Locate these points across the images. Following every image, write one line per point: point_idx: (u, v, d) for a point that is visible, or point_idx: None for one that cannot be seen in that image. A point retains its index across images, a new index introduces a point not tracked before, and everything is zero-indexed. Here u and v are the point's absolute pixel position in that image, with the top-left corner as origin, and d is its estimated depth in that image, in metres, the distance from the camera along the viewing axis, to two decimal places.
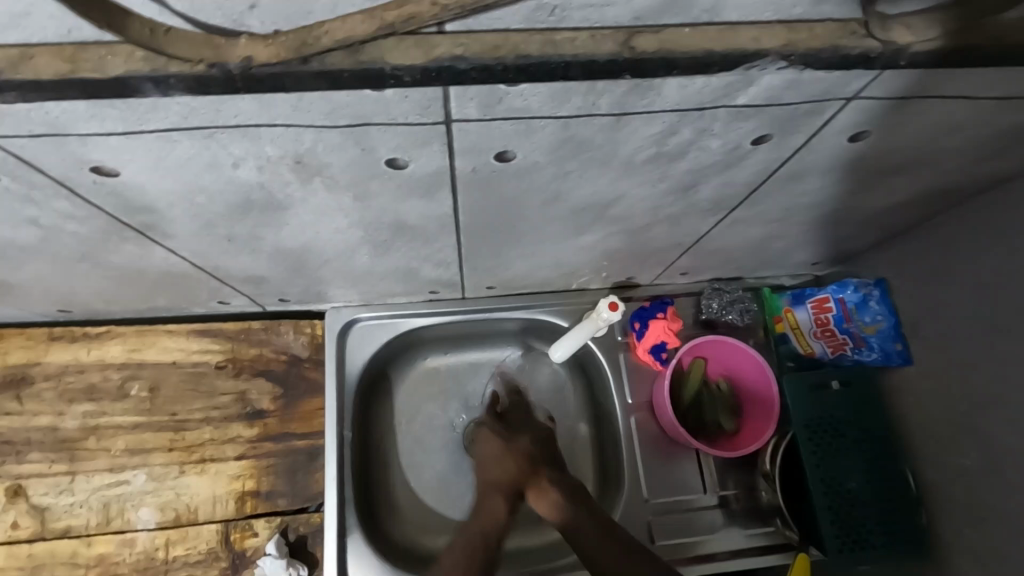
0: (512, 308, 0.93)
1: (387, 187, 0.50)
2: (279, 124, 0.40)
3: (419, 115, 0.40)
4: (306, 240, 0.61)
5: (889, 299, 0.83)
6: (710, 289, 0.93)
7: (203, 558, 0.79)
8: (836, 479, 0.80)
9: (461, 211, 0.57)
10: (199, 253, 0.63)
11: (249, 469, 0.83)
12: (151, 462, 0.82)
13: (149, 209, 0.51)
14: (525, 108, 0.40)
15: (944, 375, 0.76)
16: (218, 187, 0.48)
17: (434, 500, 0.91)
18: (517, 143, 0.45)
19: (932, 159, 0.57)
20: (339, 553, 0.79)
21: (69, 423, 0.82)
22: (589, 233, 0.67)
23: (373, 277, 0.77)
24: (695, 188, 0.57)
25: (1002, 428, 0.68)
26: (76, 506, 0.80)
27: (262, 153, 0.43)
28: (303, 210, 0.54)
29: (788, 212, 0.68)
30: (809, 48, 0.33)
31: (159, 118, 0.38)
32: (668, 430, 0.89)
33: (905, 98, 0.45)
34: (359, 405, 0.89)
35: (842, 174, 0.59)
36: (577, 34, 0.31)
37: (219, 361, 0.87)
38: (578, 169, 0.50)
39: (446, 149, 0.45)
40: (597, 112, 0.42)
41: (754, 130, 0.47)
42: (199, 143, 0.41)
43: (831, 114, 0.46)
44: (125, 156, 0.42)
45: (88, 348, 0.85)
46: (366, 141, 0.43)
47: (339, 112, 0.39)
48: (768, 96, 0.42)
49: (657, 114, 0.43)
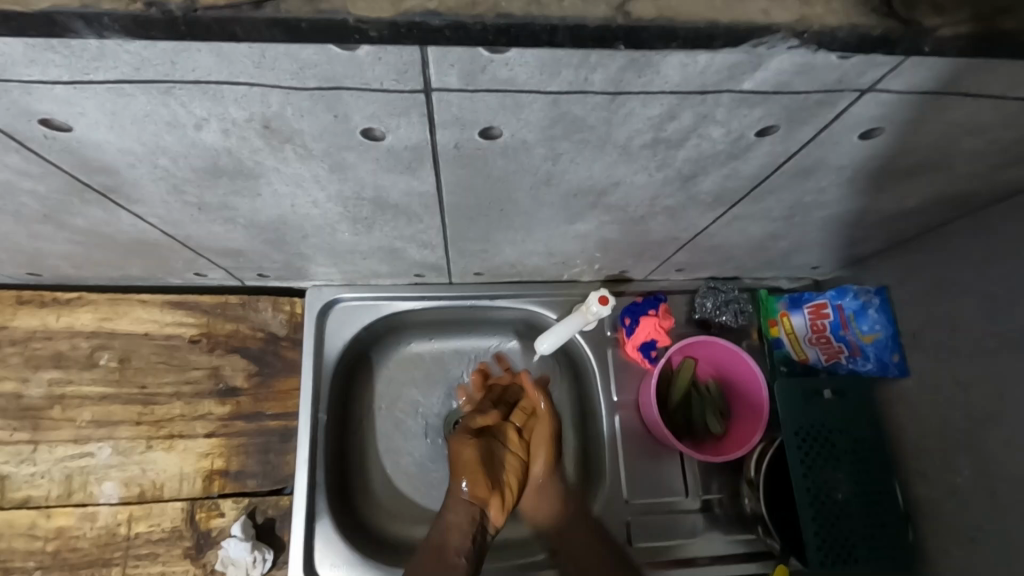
0: (500, 296, 0.90)
1: (365, 159, 0.47)
2: (241, 82, 0.36)
3: (395, 80, 0.36)
4: (282, 212, 0.58)
5: (889, 308, 0.80)
6: (705, 288, 0.90)
7: (167, 535, 0.77)
8: (823, 491, 0.77)
9: (445, 190, 0.54)
10: (168, 221, 0.60)
11: (219, 448, 0.81)
12: (118, 435, 0.79)
13: (108, 170, 0.48)
14: (511, 79, 0.37)
15: (939, 389, 0.73)
16: (180, 149, 0.45)
17: (410, 489, 0.88)
18: (504, 119, 0.42)
19: (946, 164, 0.54)
20: (307, 538, 0.77)
21: (34, 391, 0.80)
22: (581, 222, 0.64)
23: (355, 256, 0.74)
24: (695, 179, 0.54)
25: (997, 447, 0.66)
26: (37, 476, 0.77)
27: (226, 114, 0.40)
28: (276, 180, 0.50)
29: (791, 211, 0.65)
30: (826, 25, 0.30)
31: (108, 66, 0.35)
32: (653, 430, 0.86)
33: (925, 93, 0.42)
34: (337, 388, 0.87)
35: (850, 174, 0.56)
36: None
37: (194, 334, 0.84)
38: (569, 152, 0.47)
39: (426, 120, 0.41)
40: (590, 88, 0.38)
41: (759, 119, 0.44)
42: (156, 98, 0.38)
43: (844, 106, 0.43)
44: (76, 108, 0.39)
45: (57, 314, 0.82)
46: (339, 106, 0.39)
47: (307, 71, 0.36)
48: (776, 81, 0.39)
49: (656, 95, 0.40)
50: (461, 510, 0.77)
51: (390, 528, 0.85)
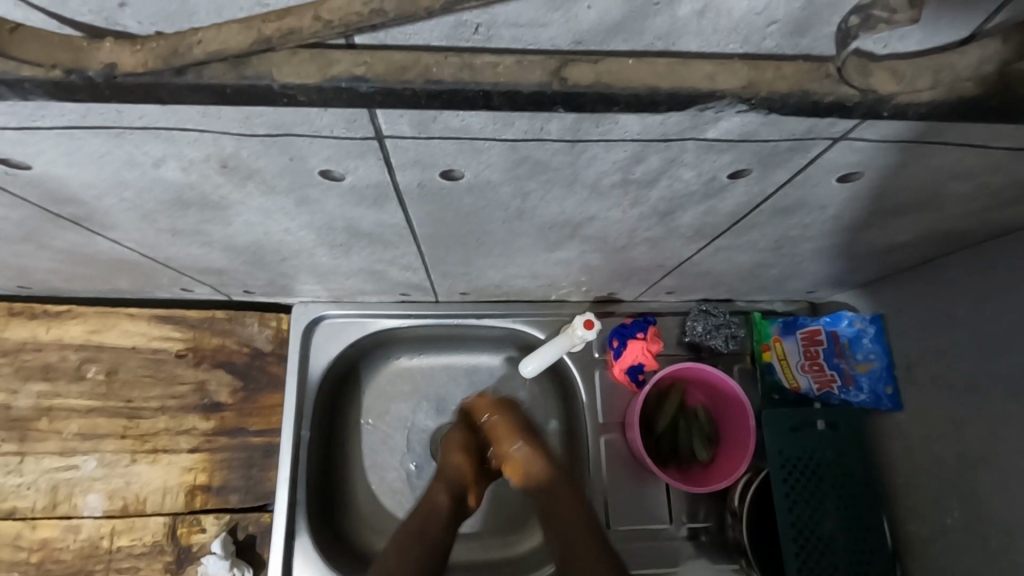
0: (488, 315, 0.89)
1: (329, 195, 0.46)
2: (191, 129, 0.36)
3: (345, 128, 0.36)
4: (256, 238, 0.58)
5: (883, 337, 0.78)
6: (697, 310, 0.88)
7: (148, 549, 0.78)
8: (807, 525, 0.77)
9: (416, 221, 0.53)
10: (144, 245, 0.60)
11: (202, 462, 0.81)
12: (103, 448, 0.80)
13: (76, 202, 0.48)
14: (465, 128, 0.36)
15: (931, 428, 0.71)
16: (143, 186, 0.44)
17: (393, 506, 0.88)
18: (464, 161, 0.41)
19: (936, 205, 0.52)
20: (286, 557, 0.77)
21: (23, 402, 0.81)
22: (561, 251, 0.63)
23: (337, 276, 0.73)
24: (671, 215, 0.53)
25: (986, 493, 0.64)
26: (24, 487, 0.78)
27: (182, 155, 0.40)
28: (244, 212, 0.50)
29: (777, 244, 0.63)
30: (775, 91, 0.29)
31: (54, 115, 0.34)
32: (638, 455, 0.85)
33: (902, 142, 0.40)
34: (323, 403, 0.87)
35: (834, 212, 0.54)
36: (501, 59, 0.27)
37: (180, 348, 0.84)
38: (537, 190, 0.46)
39: (384, 162, 0.41)
40: (547, 136, 0.37)
41: (731, 163, 0.42)
42: (108, 141, 0.38)
43: (818, 152, 0.41)
44: (31, 149, 0.39)
45: (47, 326, 0.83)
46: (293, 149, 0.39)
47: (254, 120, 0.35)
48: (742, 131, 0.37)
49: (617, 143, 0.38)
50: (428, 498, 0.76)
51: (372, 544, 0.86)
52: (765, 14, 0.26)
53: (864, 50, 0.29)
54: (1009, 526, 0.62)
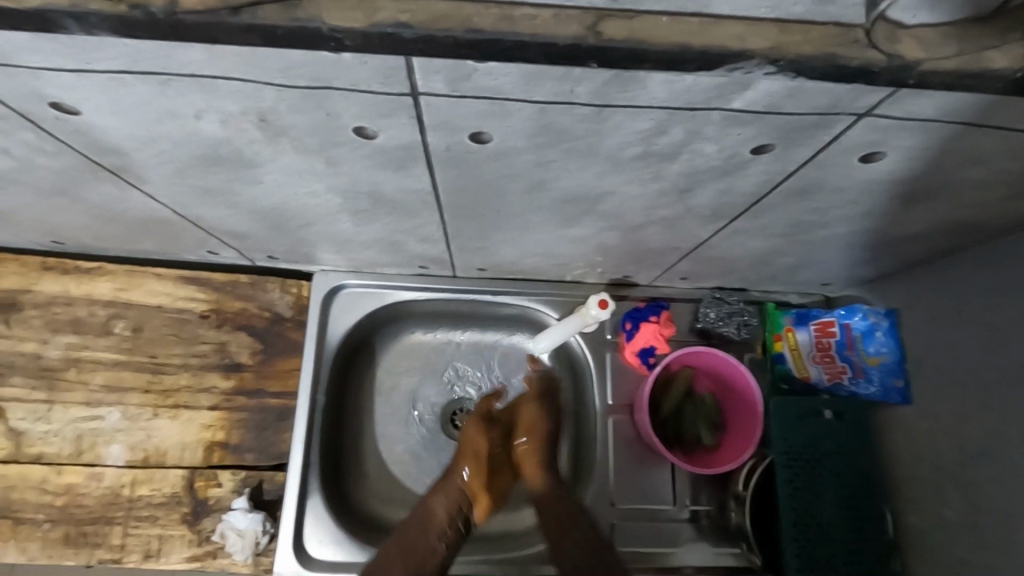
0: (503, 293, 0.90)
1: (358, 155, 0.48)
2: (234, 78, 0.38)
3: (381, 84, 0.37)
4: (284, 200, 0.59)
5: (895, 332, 0.78)
6: (710, 298, 0.88)
7: (166, 500, 0.80)
8: (806, 513, 0.77)
9: (440, 189, 0.54)
10: (177, 202, 0.62)
11: (220, 421, 0.84)
12: (127, 401, 0.83)
13: (118, 152, 0.50)
14: (496, 87, 0.37)
15: (936, 421, 0.71)
16: (182, 137, 0.46)
17: (401, 475, 0.90)
18: (492, 124, 0.42)
19: (956, 193, 0.52)
20: (297, 516, 0.80)
21: (52, 353, 0.84)
22: (579, 227, 0.64)
23: (358, 245, 0.75)
24: (691, 192, 0.53)
25: (988, 485, 0.65)
26: (51, 434, 0.81)
27: (222, 106, 0.41)
28: (275, 169, 0.52)
29: (796, 229, 0.63)
30: (803, 54, 0.30)
31: (108, 57, 0.36)
32: (644, 436, 0.86)
33: (924, 121, 0.41)
34: (340, 369, 0.89)
35: (854, 196, 0.54)
36: (538, 12, 0.29)
37: (204, 309, 0.87)
38: (560, 159, 0.47)
39: (414, 122, 0.42)
40: (576, 100, 0.38)
41: (753, 138, 0.43)
42: (154, 88, 0.39)
43: (840, 129, 0.42)
44: (81, 93, 0.41)
45: (78, 281, 0.86)
46: (328, 105, 0.40)
47: (294, 71, 0.36)
48: (767, 103, 0.38)
49: (643, 110, 0.39)
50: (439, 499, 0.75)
51: (378, 510, 0.87)
52: None
53: (890, 17, 0.30)
54: (1008, 519, 0.62)
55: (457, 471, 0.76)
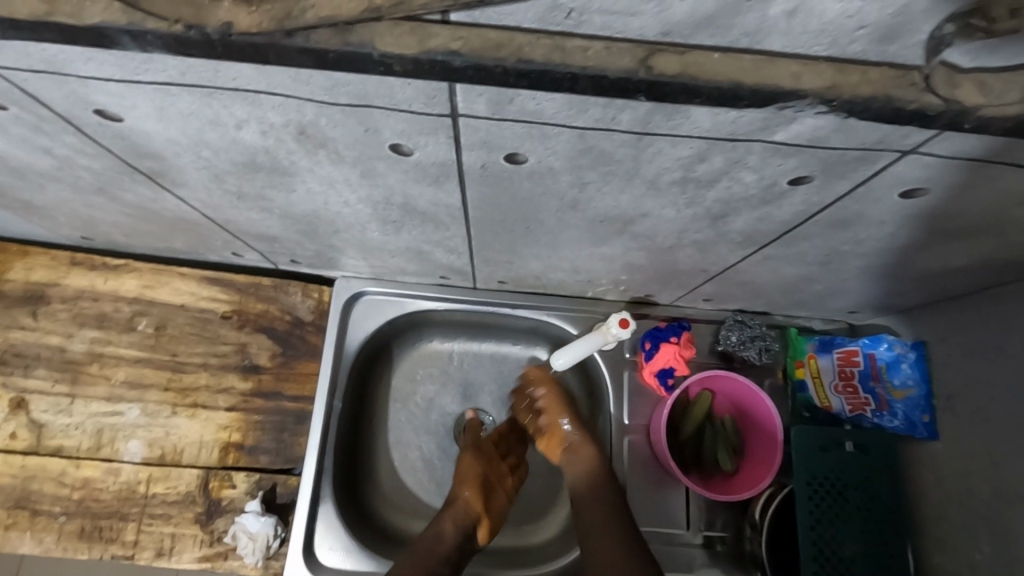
0: (522, 307, 0.90)
1: (393, 170, 0.48)
2: (278, 94, 0.38)
3: (424, 104, 0.37)
4: (315, 208, 0.60)
5: (923, 366, 0.78)
6: (732, 320, 0.87)
7: (181, 498, 0.81)
8: (828, 544, 0.75)
9: (471, 205, 0.54)
10: (208, 205, 0.62)
11: (237, 421, 0.84)
12: (147, 397, 0.84)
13: (156, 158, 0.51)
14: (538, 112, 0.37)
15: (968, 461, 0.70)
16: (221, 146, 0.47)
17: (413, 484, 0.89)
18: (530, 146, 0.42)
19: (997, 231, 0.51)
20: (309, 521, 0.80)
21: (77, 347, 0.85)
22: (606, 246, 0.64)
23: (383, 253, 0.76)
24: (723, 218, 0.53)
25: (1021, 531, 0.63)
26: (72, 427, 0.82)
27: (264, 119, 0.42)
28: (309, 179, 0.52)
29: (827, 257, 0.62)
30: (859, 95, 0.30)
31: (156, 70, 0.37)
32: (661, 458, 0.85)
33: (972, 160, 0.40)
34: (358, 375, 0.89)
35: (891, 229, 0.53)
36: (591, 45, 0.29)
37: (226, 310, 0.88)
38: (594, 181, 0.47)
39: (453, 141, 0.42)
40: (617, 127, 0.38)
41: (793, 169, 0.43)
42: (199, 100, 0.40)
43: (883, 165, 0.41)
44: (127, 102, 0.41)
45: (105, 277, 0.87)
46: (369, 122, 0.40)
47: (339, 89, 0.37)
48: (811, 137, 0.38)
49: (685, 138, 0.39)
50: (446, 518, 0.77)
51: (390, 518, 0.87)
52: (855, 18, 0.28)
53: (949, 61, 0.30)
54: None
55: (458, 494, 0.79)
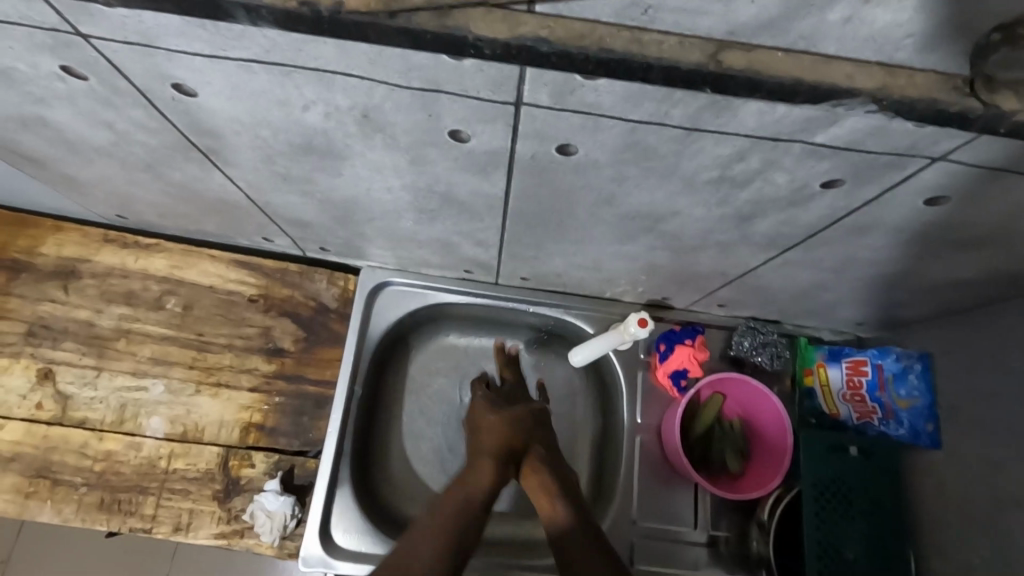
0: (540, 304, 0.93)
1: (445, 157, 0.51)
2: (354, 75, 0.40)
3: (491, 91, 0.40)
4: (358, 193, 0.62)
5: (929, 376, 0.79)
6: (744, 326, 0.90)
7: (199, 476, 0.82)
8: (830, 542, 0.77)
9: (511, 196, 0.57)
10: (254, 186, 0.65)
11: (259, 402, 0.86)
12: (171, 374, 0.86)
13: (218, 135, 0.53)
14: (597, 104, 0.40)
15: (968, 466, 0.72)
16: (285, 125, 0.49)
17: (426, 474, 0.90)
18: (581, 138, 0.44)
19: (1010, 243, 0.54)
20: (325, 503, 0.81)
21: (105, 322, 0.87)
22: (634, 244, 0.66)
23: (413, 244, 0.78)
24: (752, 220, 0.56)
25: (1018, 533, 0.65)
26: (95, 400, 0.84)
27: (333, 100, 0.44)
28: (360, 163, 0.54)
29: (845, 265, 0.65)
30: (905, 96, 0.34)
31: (243, 47, 0.39)
32: (671, 458, 0.87)
33: (995, 170, 0.43)
34: (377, 363, 0.91)
35: (910, 237, 0.56)
36: (665, 38, 0.34)
37: (252, 293, 0.90)
38: (636, 176, 0.49)
39: (510, 129, 0.44)
40: (669, 122, 0.41)
41: (826, 172, 0.45)
42: (276, 78, 0.42)
43: (912, 171, 0.44)
44: (206, 78, 0.44)
45: (135, 256, 0.89)
46: (434, 107, 0.43)
47: (413, 73, 0.39)
48: (849, 140, 0.40)
49: (730, 137, 0.42)
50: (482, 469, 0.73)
51: (400, 507, 0.88)
52: (904, 28, 0.31)
53: (988, 71, 0.34)
54: None
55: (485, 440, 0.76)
